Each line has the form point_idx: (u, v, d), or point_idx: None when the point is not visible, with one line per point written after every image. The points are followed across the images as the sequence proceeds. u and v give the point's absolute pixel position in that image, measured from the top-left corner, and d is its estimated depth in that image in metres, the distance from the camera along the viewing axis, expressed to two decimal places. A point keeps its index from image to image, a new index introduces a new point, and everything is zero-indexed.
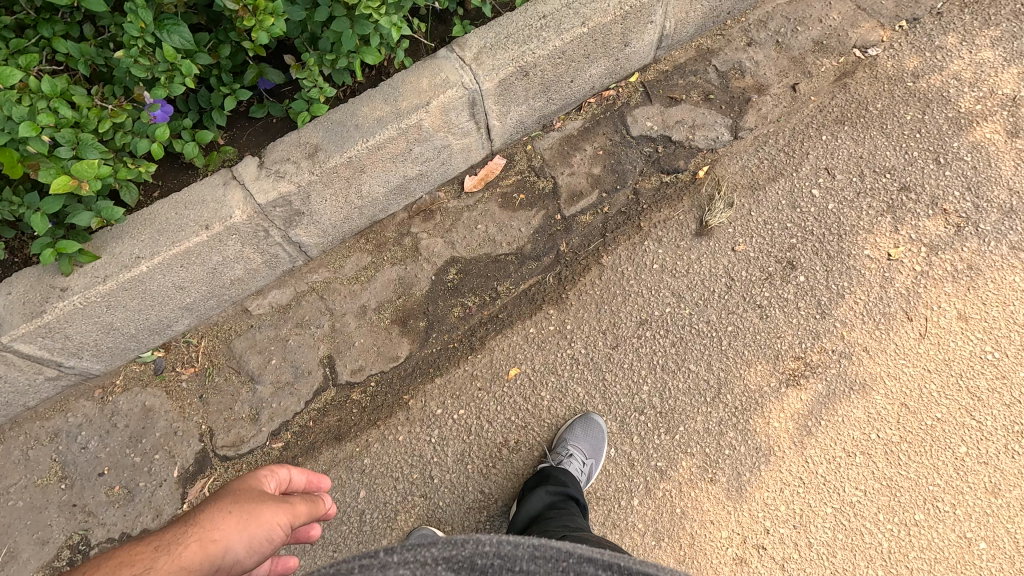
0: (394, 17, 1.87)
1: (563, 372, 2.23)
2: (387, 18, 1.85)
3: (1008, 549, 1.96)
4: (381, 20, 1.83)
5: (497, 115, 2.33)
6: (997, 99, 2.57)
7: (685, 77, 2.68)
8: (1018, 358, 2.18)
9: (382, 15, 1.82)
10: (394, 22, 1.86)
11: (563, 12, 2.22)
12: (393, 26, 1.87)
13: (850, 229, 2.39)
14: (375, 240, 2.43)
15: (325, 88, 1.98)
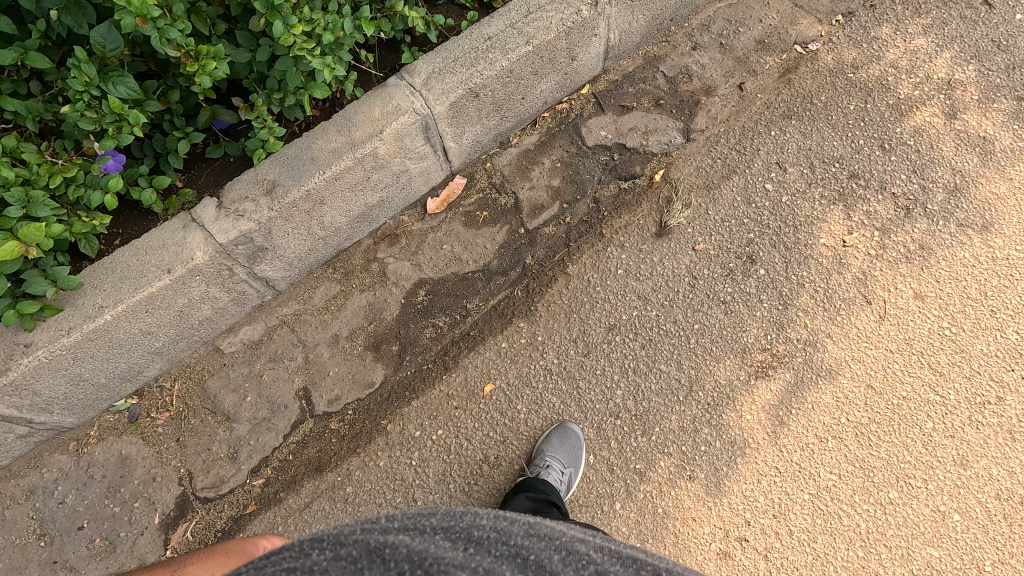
0: (327, 59, 1.85)
1: (537, 383, 2.26)
2: (320, 61, 1.83)
3: (980, 518, 2.01)
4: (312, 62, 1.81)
5: (452, 137, 2.37)
6: (933, 84, 2.68)
7: (635, 84, 2.74)
8: (974, 332, 2.25)
9: (314, 58, 1.81)
10: (328, 65, 1.85)
11: (507, 32, 2.28)
12: (325, 68, 1.84)
13: (804, 219, 2.45)
14: (342, 268, 2.45)
15: (274, 129, 2.05)
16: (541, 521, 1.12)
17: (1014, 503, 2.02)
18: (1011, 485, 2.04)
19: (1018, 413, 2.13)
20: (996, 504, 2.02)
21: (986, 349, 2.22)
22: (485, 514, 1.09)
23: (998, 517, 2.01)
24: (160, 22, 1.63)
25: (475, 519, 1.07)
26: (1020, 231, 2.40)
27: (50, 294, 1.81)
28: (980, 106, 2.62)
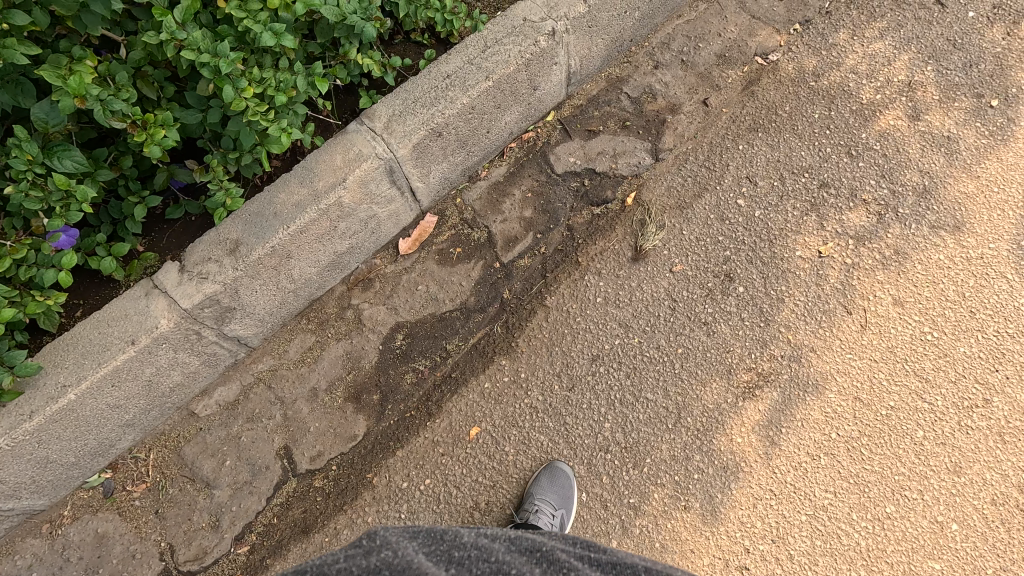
0: (282, 122, 1.84)
1: (524, 422, 2.22)
2: (275, 124, 1.82)
3: (979, 526, 1.99)
4: (268, 127, 1.80)
5: (418, 177, 2.34)
6: (894, 87, 2.69)
7: (600, 108, 2.73)
8: (956, 335, 2.24)
9: (269, 122, 1.79)
10: (282, 128, 1.83)
11: (466, 68, 2.25)
12: (281, 132, 1.83)
13: (779, 233, 2.44)
14: (316, 318, 2.39)
15: (231, 191, 2.02)
16: (514, 535, 1.44)
17: (1010, 507, 2.01)
18: (1006, 489, 2.03)
19: (1006, 414, 2.13)
20: (993, 510, 2.01)
21: (969, 351, 2.22)
22: (465, 532, 1.40)
23: (996, 523, 1.99)
24: (103, 94, 1.60)
25: (455, 537, 1.37)
26: (992, 228, 2.40)
27: (8, 381, 1.74)
28: (942, 106, 2.63)
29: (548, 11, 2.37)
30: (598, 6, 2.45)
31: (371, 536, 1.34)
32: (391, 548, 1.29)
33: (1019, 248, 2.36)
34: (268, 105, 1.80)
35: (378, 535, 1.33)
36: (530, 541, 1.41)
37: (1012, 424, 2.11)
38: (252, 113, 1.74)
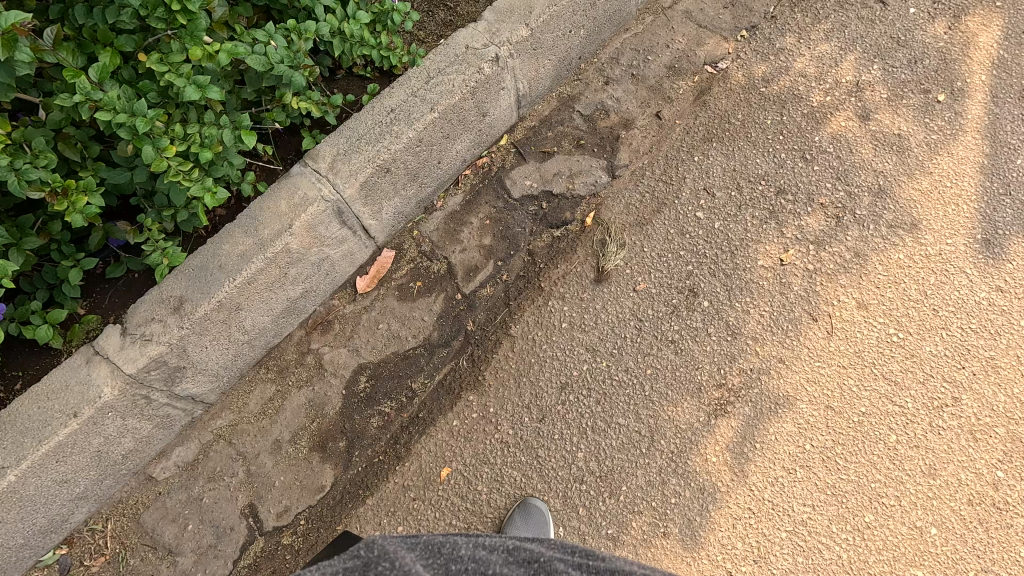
0: (208, 181, 1.82)
1: (495, 459, 2.16)
2: (199, 184, 1.80)
3: (957, 528, 1.98)
4: (190, 187, 1.79)
5: (370, 215, 2.28)
6: (843, 88, 2.68)
7: (553, 128, 2.68)
8: (921, 335, 2.22)
9: (191, 181, 1.78)
10: (206, 188, 1.81)
11: (409, 101, 2.20)
12: (205, 192, 1.81)
13: (740, 243, 2.41)
14: (275, 366, 2.30)
15: (167, 250, 1.95)
16: (513, 544, 1.31)
17: (986, 506, 2.00)
18: (981, 488, 2.02)
19: (976, 412, 2.11)
20: (970, 511, 2.00)
21: (935, 350, 2.20)
22: (461, 543, 1.29)
23: (973, 524, 1.98)
24: (18, 163, 1.56)
25: (452, 550, 1.26)
26: (947, 224, 2.38)
27: None
28: (892, 104, 2.62)
29: (490, 37, 2.34)
30: (540, 28, 2.42)
31: (368, 546, 1.23)
32: (387, 560, 1.19)
33: (977, 242, 2.35)
34: (192, 163, 1.80)
35: (375, 544, 1.23)
36: (531, 552, 1.29)
37: (983, 421, 2.10)
38: (173, 172, 1.74)
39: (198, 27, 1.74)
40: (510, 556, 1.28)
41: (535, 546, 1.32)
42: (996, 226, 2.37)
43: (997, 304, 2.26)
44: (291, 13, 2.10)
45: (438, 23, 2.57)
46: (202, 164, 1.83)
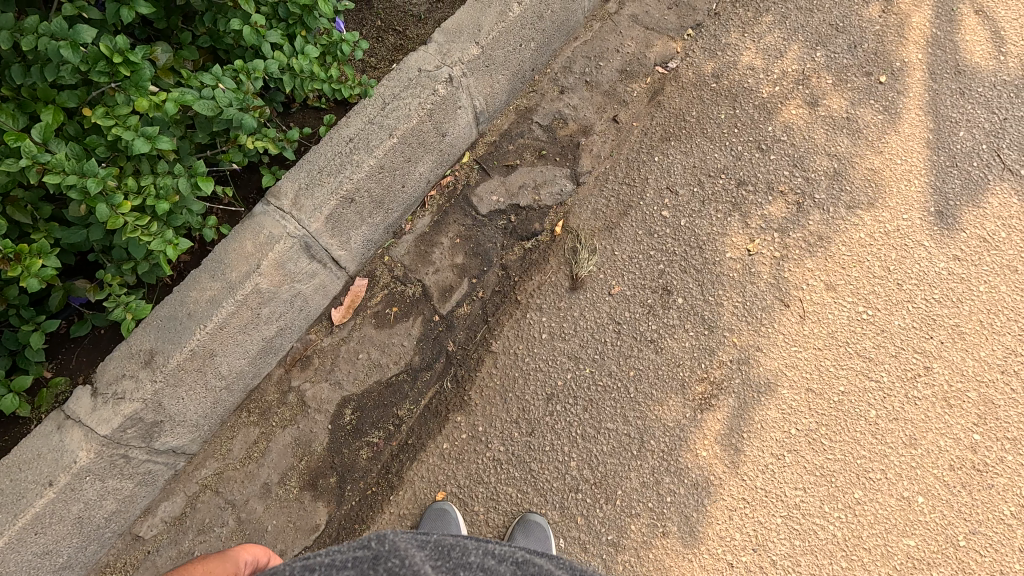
0: (167, 232, 1.80)
1: (489, 478, 2.16)
2: (159, 237, 1.78)
3: (942, 494, 2.04)
4: (150, 241, 1.76)
5: (339, 246, 2.26)
6: (790, 77, 2.75)
7: (514, 141, 2.70)
8: (889, 310, 2.29)
9: (150, 235, 1.75)
10: (167, 240, 1.79)
11: (367, 129, 2.20)
12: (166, 244, 1.79)
13: (707, 238, 2.45)
14: (256, 408, 2.26)
15: (132, 304, 1.89)
16: (523, 556, 1.20)
17: (967, 469, 2.06)
18: (961, 452, 2.08)
19: (948, 378, 2.18)
20: (952, 476, 2.06)
21: (903, 324, 2.26)
22: (471, 548, 1.16)
23: (957, 488, 2.04)
24: None
25: (462, 555, 1.13)
26: (902, 199, 2.46)
27: None
28: (837, 89, 2.70)
29: (442, 58, 2.36)
30: (491, 45, 2.45)
31: (378, 539, 1.12)
32: (396, 558, 1.07)
33: (931, 215, 2.43)
34: (150, 216, 1.78)
35: (387, 539, 1.12)
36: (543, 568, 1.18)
37: (955, 387, 2.16)
38: (130, 227, 1.71)
39: (142, 75, 1.72)
40: (520, 572, 1.16)
41: (545, 562, 1.20)
42: (946, 198, 2.45)
43: (955, 272, 2.33)
44: (237, 53, 2.10)
45: (389, 48, 2.57)
46: (160, 216, 1.81)
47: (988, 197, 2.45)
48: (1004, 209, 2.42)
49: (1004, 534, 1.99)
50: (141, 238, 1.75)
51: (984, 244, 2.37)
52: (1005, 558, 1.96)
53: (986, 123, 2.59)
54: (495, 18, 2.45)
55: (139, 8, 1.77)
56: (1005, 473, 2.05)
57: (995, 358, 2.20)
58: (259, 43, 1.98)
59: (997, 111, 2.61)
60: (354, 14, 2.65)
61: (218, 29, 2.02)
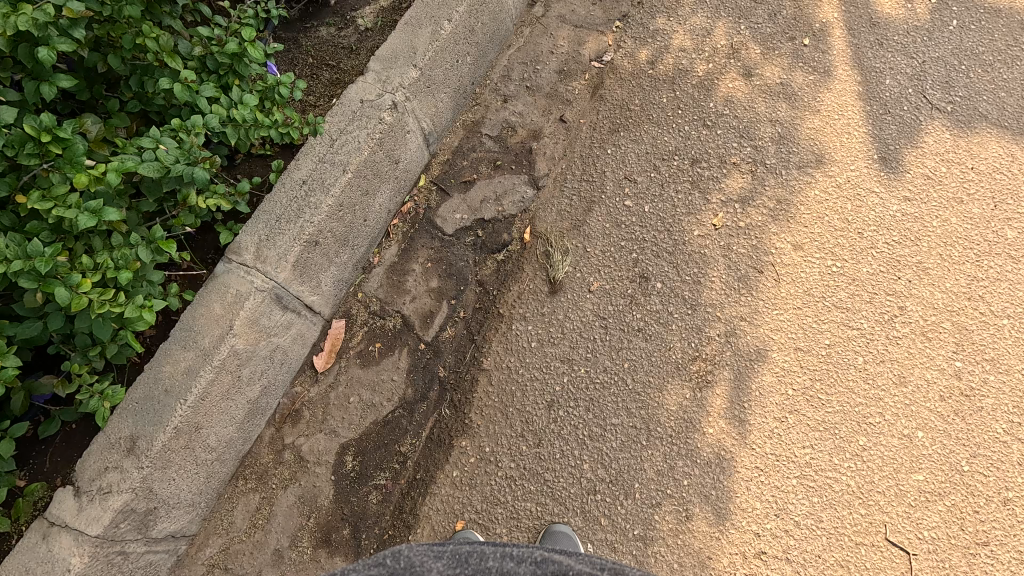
0: (138, 298, 1.72)
1: (506, 497, 2.12)
2: (130, 305, 1.70)
3: (939, 425, 2.11)
4: (122, 311, 1.68)
5: (310, 291, 2.21)
6: (720, 53, 2.83)
7: (467, 156, 2.69)
8: (856, 258, 2.37)
9: (121, 305, 1.67)
10: (139, 305, 1.71)
11: (319, 168, 2.15)
12: (139, 310, 1.70)
13: (673, 219, 2.49)
14: (253, 474, 2.17)
15: (110, 389, 1.81)
16: (542, 554, 1.21)
17: (957, 397, 2.14)
18: (948, 382, 2.16)
19: (922, 314, 2.26)
20: (944, 405, 2.13)
21: (871, 270, 2.34)
22: (489, 552, 1.18)
23: (951, 416, 2.12)
24: None
25: (481, 561, 1.16)
26: (847, 152, 2.56)
27: None
28: (767, 57, 2.79)
29: (382, 86, 2.33)
30: (429, 65, 2.43)
31: (394, 556, 1.17)
32: None
33: (875, 162, 2.53)
34: (113, 289, 1.70)
35: (403, 556, 1.16)
36: (561, 565, 1.18)
37: (930, 321, 2.25)
38: (96, 303, 1.63)
39: (75, 151, 1.66)
40: (540, 572, 1.17)
41: (566, 559, 1.20)
42: (886, 144, 2.56)
43: (909, 212, 2.43)
44: (171, 112, 2.02)
45: (325, 84, 2.52)
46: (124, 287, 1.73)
47: (924, 136, 2.57)
48: (940, 145, 2.55)
49: (1002, 451, 2.07)
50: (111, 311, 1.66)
51: (929, 181, 2.48)
52: (1008, 474, 2.03)
53: (908, 68, 2.72)
54: (427, 38, 2.44)
55: (59, 83, 1.70)
56: (991, 394, 2.14)
57: (960, 287, 2.30)
58: (192, 99, 1.93)
59: (915, 55, 2.75)
60: (283, 56, 2.59)
61: (146, 91, 1.95)
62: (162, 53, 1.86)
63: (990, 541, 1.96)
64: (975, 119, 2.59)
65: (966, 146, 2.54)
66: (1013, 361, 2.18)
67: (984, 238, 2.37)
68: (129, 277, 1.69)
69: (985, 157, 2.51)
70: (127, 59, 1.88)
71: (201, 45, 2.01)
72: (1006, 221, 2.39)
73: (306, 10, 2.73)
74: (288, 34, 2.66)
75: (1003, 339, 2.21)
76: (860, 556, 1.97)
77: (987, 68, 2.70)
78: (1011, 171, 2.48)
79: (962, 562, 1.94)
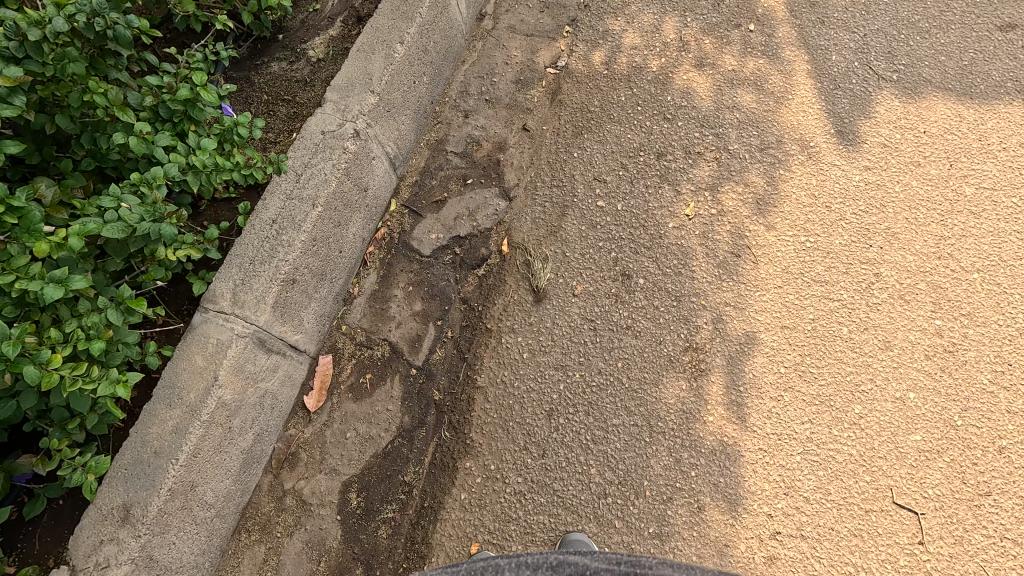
0: (113, 372, 1.66)
1: (517, 512, 2.09)
2: (105, 379, 1.64)
3: (928, 384, 2.16)
4: (96, 387, 1.62)
5: (293, 330, 2.17)
6: (671, 47, 2.88)
7: (435, 175, 2.67)
8: (827, 232, 2.42)
9: (94, 381, 1.61)
10: (114, 379, 1.65)
11: (288, 206, 2.13)
12: (115, 385, 1.64)
13: (647, 215, 2.51)
14: (256, 525, 2.10)
15: (94, 460, 1.73)
16: (557, 557, 1.18)
17: (941, 354, 2.20)
18: (930, 341, 2.22)
19: (897, 278, 2.32)
20: (931, 364, 2.19)
21: (844, 241, 2.40)
22: (505, 564, 1.16)
23: (938, 373, 2.17)
24: None
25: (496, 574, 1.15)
26: (805, 129, 2.62)
27: None
28: (716, 46, 2.85)
29: (342, 115, 2.31)
30: (386, 89, 2.42)
31: None
32: None
33: (833, 136, 2.59)
34: (87, 362, 1.64)
35: None
36: (578, 566, 1.16)
37: (906, 283, 2.31)
38: (68, 380, 1.57)
39: (32, 219, 1.61)
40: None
41: (582, 558, 1.17)
42: (841, 118, 2.63)
43: (871, 181, 2.50)
44: (128, 166, 1.96)
45: (283, 119, 2.49)
46: (97, 358, 1.67)
47: (875, 107, 2.64)
48: (891, 113, 2.63)
49: (991, 402, 2.12)
50: (84, 389, 1.60)
51: (886, 149, 2.55)
52: (999, 423, 2.09)
53: (851, 42, 2.81)
54: (382, 62, 2.43)
55: (7, 150, 1.63)
56: (973, 347, 2.20)
57: (929, 247, 2.37)
58: (150, 150, 1.89)
59: (856, 29, 2.84)
60: (237, 96, 2.55)
61: (100, 147, 1.90)
62: (112, 107, 1.83)
63: (992, 491, 2.00)
64: (921, 85, 2.68)
65: (916, 111, 2.62)
66: (988, 313, 2.25)
67: (945, 198, 2.45)
68: (101, 347, 1.64)
69: (935, 120, 2.60)
70: (76, 117, 1.83)
71: (151, 94, 1.97)
72: (963, 179, 2.48)
73: (254, 46, 2.69)
74: (240, 73, 2.61)
75: (976, 293, 2.28)
76: (872, 523, 1.99)
77: (925, 35, 2.80)
78: (961, 130, 2.57)
79: (970, 514, 1.98)
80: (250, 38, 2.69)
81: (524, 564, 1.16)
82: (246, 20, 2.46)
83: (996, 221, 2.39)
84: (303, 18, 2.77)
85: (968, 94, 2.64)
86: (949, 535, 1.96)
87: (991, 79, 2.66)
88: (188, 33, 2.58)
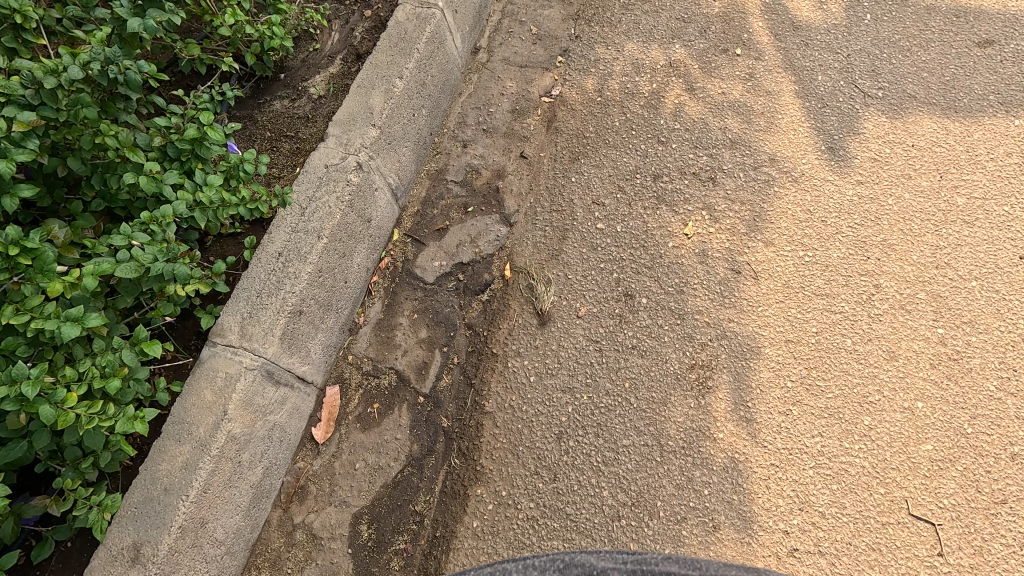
0: (129, 409, 1.67)
1: (531, 537, 2.06)
2: (121, 416, 1.64)
3: (935, 393, 2.16)
4: (112, 424, 1.62)
5: (300, 361, 2.18)
6: (662, 72, 2.97)
7: (436, 204, 2.72)
8: (825, 245, 2.46)
9: (110, 419, 1.62)
10: (132, 416, 1.65)
11: (293, 239, 2.17)
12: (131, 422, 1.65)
13: (647, 235, 2.55)
14: (266, 561, 2.08)
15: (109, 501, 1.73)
16: (564, 559, 1.17)
17: (946, 362, 2.21)
18: (934, 349, 2.23)
19: (897, 288, 2.35)
20: (936, 372, 2.19)
21: (842, 254, 2.43)
22: (513, 568, 1.17)
23: (944, 382, 2.18)
24: None
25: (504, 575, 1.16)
26: (797, 148, 2.68)
27: None
28: (705, 71, 2.94)
29: (345, 149, 2.37)
30: (387, 123, 2.49)
31: None
32: None
33: (824, 153, 2.66)
34: (102, 399, 1.65)
35: None
36: (586, 567, 1.15)
37: (905, 294, 2.34)
38: (84, 418, 1.58)
39: (45, 259, 1.64)
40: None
41: (590, 557, 1.17)
42: (831, 134, 2.70)
43: (865, 195, 2.55)
44: (137, 206, 2.00)
45: (286, 154, 2.55)
46: (112, 395, 1.68)
47: (863, 123, 2.71)
48: (880, 128, 2.69)
49: (1000, 408, 2.12)
50: (100, 426, 1.61)
51: (876, 163, 2.62)
52: (1009, 430, 2.09)
53: (836, 63, 2.90)
54: (382, 96, 2.50)
55: (21, 193, 1.68)
56: (977, 354, 2.21)
57: (926, 257, 2.40)
58: (159, 189, 1.92)
59: (840, 50, 2.93)
60: (241, 134, 2.61)
61: (110, 188, 1.94)
62: (122, 148, 1.89)
63: (1008, 499, 1.99)
64: (905, 101, 2.75)
65: (903, 126, 2.69)
66: (990, 320, 2.27)
67: (938, 209, 2.50)
68: (116, 385, 1.65)
69: (923, 134, 2.67)
70: (87, 159, 1.89)
71: (160, 135, 2.01)
72: (954, 190, 2.53)
73: (256, 86, 2.77)
74: (243, 112, 2.69)
75: (976, 300, 2.31)
76: (890, 537, 1.97)
77: (907, 53, 2.89)
78: (948, 143, 2.63)
79: (987, 523, 1.96)
80: (253, 78, 2.77)
81: (529, 565, 1.17)
82: (249, 62, 2.54)
83: (990, 229, 2.44)
84: (304, 57, 2.86)
85: (952, 108, 2.71)
86: (968, 545, 1.94)
87: (973, 92, 2.74)
88: (193, 75, 2.66)
